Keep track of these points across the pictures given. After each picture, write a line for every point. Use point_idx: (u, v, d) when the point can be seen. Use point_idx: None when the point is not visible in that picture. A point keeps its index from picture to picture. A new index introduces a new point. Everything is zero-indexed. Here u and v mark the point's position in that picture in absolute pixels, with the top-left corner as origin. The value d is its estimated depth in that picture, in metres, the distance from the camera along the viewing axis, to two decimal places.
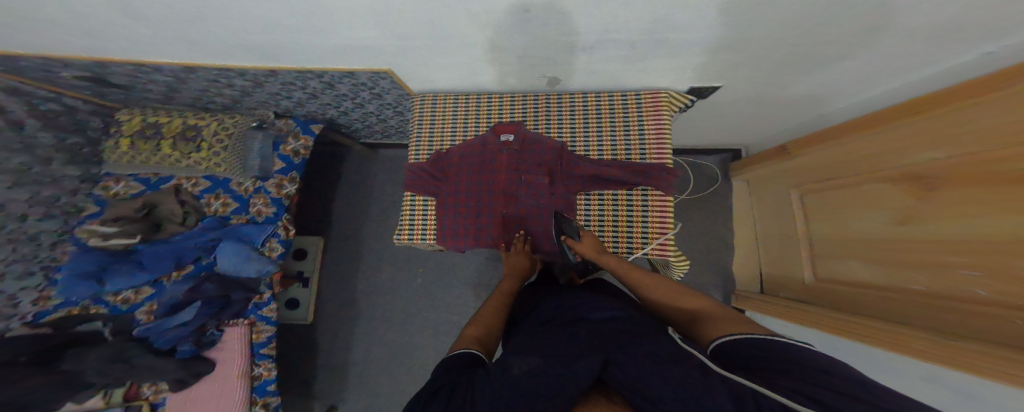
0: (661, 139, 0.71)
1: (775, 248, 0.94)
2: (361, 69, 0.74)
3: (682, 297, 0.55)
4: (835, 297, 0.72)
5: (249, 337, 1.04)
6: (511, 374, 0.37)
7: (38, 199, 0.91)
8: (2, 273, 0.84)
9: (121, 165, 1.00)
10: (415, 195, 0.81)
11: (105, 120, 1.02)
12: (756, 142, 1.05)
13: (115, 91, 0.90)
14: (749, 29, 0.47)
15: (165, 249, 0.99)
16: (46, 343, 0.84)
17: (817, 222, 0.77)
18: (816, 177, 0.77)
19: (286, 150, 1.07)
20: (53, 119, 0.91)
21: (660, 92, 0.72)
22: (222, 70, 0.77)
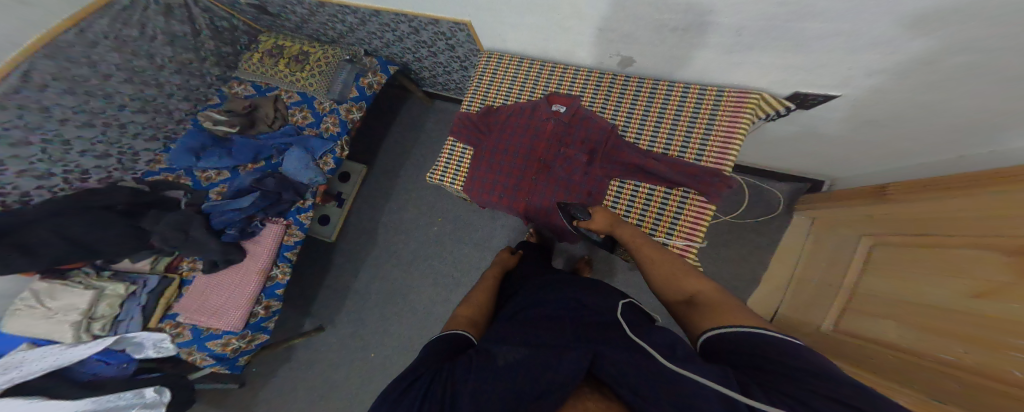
0: (728, 143, 0.65)
1: (807, 295, 0.81)
2: (446, 18, 0.83)
3: (686, 277, 0.49)
4: (847, 352, 0.62)
5: (281, 237, 1.11)
6: (494, 365, 0.37)
7: (185, 86, 1.25)
8: (140, 134, 1.18)
9: (250, 72, 1.31)
10: (456, 143, 0.85)
11: (249, 40, 1.40)
12: (845, 175, 0.89)
13: (267, 17, 1.27)
14: (810, 22, 0.47)
15: (246, 143, 1.17)
16: (141, 198, 1.08)
17: (872, 274, 0.64)
18: (897, 227, 0.63)
19: (364, 83, 1.18)
20: (220, 33, 1.30)
21: (749, 94, 0.65)
22: (344, 8, 0.98)
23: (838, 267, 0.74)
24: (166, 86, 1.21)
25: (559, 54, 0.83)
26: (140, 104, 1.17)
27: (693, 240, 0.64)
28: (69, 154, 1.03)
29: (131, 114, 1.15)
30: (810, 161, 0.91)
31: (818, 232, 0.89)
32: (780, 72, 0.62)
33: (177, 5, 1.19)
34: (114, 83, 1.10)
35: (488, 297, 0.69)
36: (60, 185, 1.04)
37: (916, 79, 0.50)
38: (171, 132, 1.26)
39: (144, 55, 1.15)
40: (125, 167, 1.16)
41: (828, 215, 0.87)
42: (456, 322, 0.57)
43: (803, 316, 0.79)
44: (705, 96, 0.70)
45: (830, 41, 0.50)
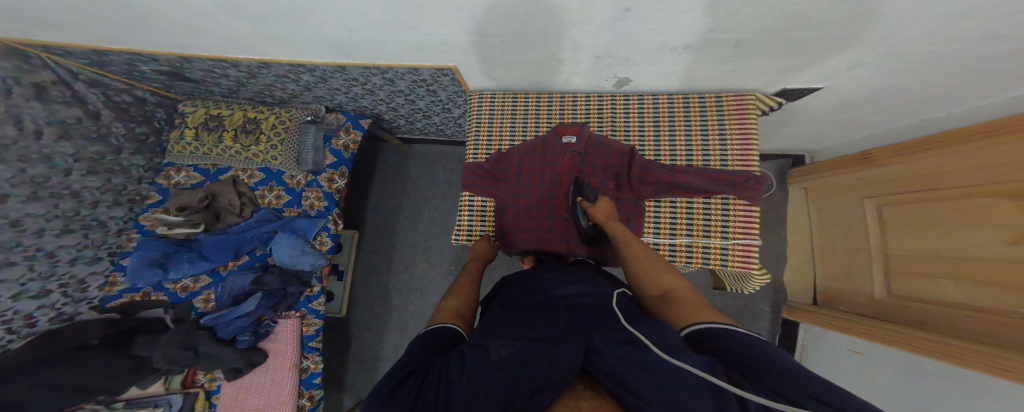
0: (746, 145, 0.68)
1: (839, 258, 0.95)
2: (427, 65, 0.77)
3: (664, 273, 0.50)
4: (911, 314, 0.72)
5: (300, 329, 1.06)
6: (491, 361, 0.35)
7: (110, 186, 1.04)
8: (78, 258, 0.99)
9: (184, 154, 1.13)
10: (473, 196, 0.82)
11: (167, 111, 1.18)
12: (824, 149, 1.07)
13: (185, 81, 1.03)
14: (802, 31, 0.48)
15: (221, 241, 1.05)
16: (117, 327, 0.95)
17: (892, 235, 0.78)
18: (902, 188, 0.75)
19: (338, 144, 1.11)
20: (127, 111, 1.07)
21: (746, 94, 0.69)
22: (297, 66, 0.85)
23: (858, 234, 0.88)
24: (87, 194, 1.00)
25: (553, 85, 0.79)
26: (62, 222, 0.95)
27: (750, 247, 0.67)
28: (1, 304, 0.83)
29: (56, 239, 0.94)
30: (800, 140, 1.04)
31: (818, 200, 1.05)
32: (771, 75, 0.63)
33: (50, 84, 0.90)
34: (17, 204, 0.85)
35: (468, 287, 0.61)
36: (6, 338, 0.84)
37: (906, 62, 0.52)
38: (113, 244, 1.08)
39: (39, 158, 0.89)
40: (72, 300, 0.97)
41: (820, 184, 1.04)
42: (442, 316, 0.51)
43: (847, 286, 0.92)
44: (708, 103, 0.71)
45: (833, 41, 0.50)
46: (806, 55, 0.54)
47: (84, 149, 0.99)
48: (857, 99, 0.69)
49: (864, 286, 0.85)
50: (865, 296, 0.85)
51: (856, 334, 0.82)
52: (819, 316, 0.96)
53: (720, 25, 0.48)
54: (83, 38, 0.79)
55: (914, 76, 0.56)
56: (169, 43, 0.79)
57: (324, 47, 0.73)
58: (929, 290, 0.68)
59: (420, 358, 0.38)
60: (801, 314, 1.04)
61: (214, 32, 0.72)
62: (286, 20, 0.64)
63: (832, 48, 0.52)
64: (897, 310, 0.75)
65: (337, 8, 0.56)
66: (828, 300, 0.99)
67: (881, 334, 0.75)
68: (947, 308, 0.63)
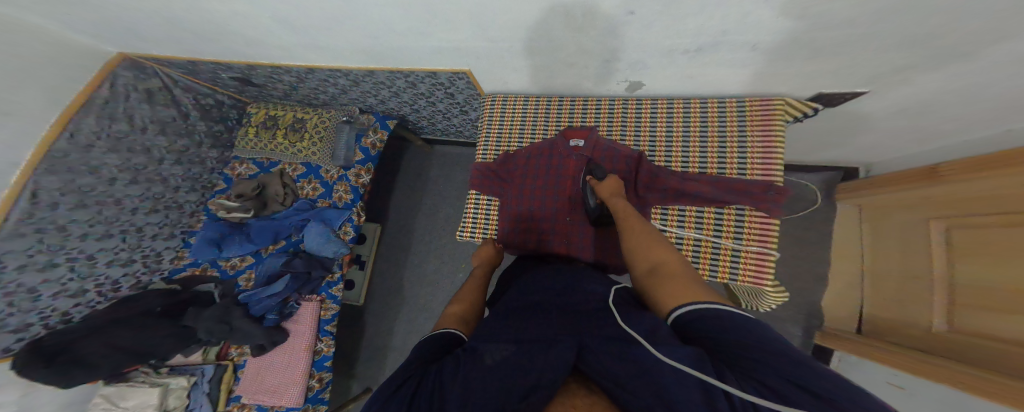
0: (769, 152, 0.62)
1: (892, 288, 0.82)
2: (444, 70, 0.82)
3: (658, 248, 0.47)
4: (973, 352, 0.60)
5: (318, 312, 1.14)
6: (483, 363, 0.34)
7: (188, 175, 1.22)
8: (157, 235, 1.16)
9: (247, 150, 1.28)
10: (479, 195, 0.85)
11: (239, 111, 1.34)
12: (882, 162, 0.94)
13: (251, 88, 1.19)
14: (820, 32, 0.45)
15: (265, 226, 1.18)
16: (175, 298, 1.09)
17: (959, 262, 0.65)
18: (973, 208, 0.63)
19: (367, 143, 1.19)
20: (209, 111, 1.24)
21: (773, 98, 0.63)
22: (335, 71, 0.95)
23: (916, 258, 0.75)
24: (172, 181, 1.18)
25: (565, 89, 0.80)
26: (151, 203, 1.14)
27: (765, 260, 0.60)
28: (96, 266, 1.01)
29: (144, 217, 1.12)
30: (847, 153, 0.93)
31: (871, 220, 0.92)
32: (806, 76, 0.58)
33: (157, 89, 1.10)
34: (121, 186, 1.06)
35: (474, 291, 0.62)
36: (97, 298, 1.02)
37: (950, 67, 0.48)
38: (185, 224, 1.23)
39: (141, 150, 1.10)
40: (150, 269, 1.14)
41: (877, 201, 0.90)
42: (446, 320, 0.51)
43: (901, 316, 0.78)
44: (728, 109, 0.67)
45: (872, 40, 0.46)
46: (838, 55, 0.50)
47: (172, 144, 1.17)
48: (914, 104, 0.61)
49: (922, 318, 0.72)
50: (921, 329, 0.72)
51: (901, 369, 0.71)
52: (859, 344, 0.84)
53: (729, 27, 0.47)
54: (180, 51, 0.95)
55: (972, 80, 0.50)
56: (238, 52, 0.93)
57: (357, 54, 0.82)
58: (996, 325, 0.56)
59: (411, 368, 0.37)
60: (840, 342, 0.91)
61: (271, 42, 0.83)
62: (325, 31, 0.73)
63: (861, 48, 0.48)
64: (953, 346, 0.64)
65: (365, 17, 0.63)
66: (876, 329, 0.85)
67: (931, 371, 0.63)
68: (1015, 346, 0.52)
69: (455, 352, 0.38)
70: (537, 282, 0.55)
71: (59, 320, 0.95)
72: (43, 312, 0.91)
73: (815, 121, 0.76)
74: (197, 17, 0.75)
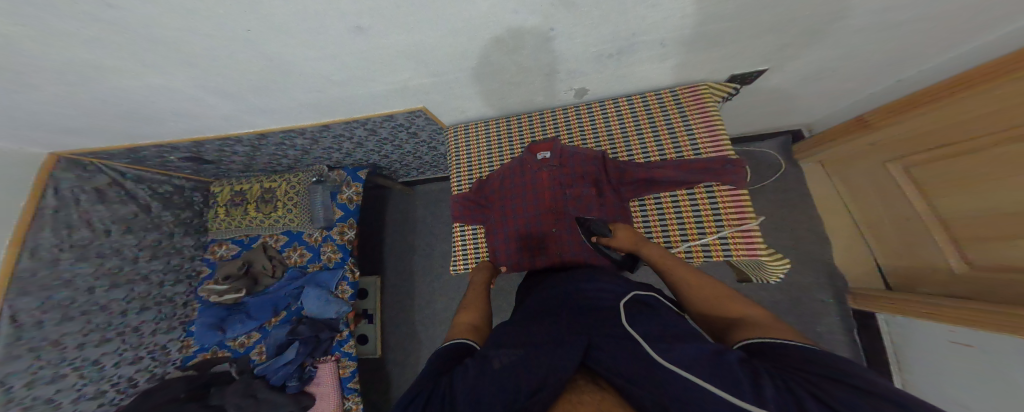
0: (713, 131, 0.66)
1: (888, 228, 0.86)
2: (398, 110, 0.81)
3: (722, 299, 0.45)
4: (1002, 288, 0.60)
5: (337, 372, 1.14)
6: (493, 368, 0.36)
7: (169, 267, 1.19)
8: (157, 329, 1.12)
9: (221, 230, 1.26)
10: (464, 225, 0.85)
11: (203, 194, 1.32)
12: (817, 120, 1.00)
13: (208, 166, 1.15)
14: (714, 24, 0.47)
15: (262, 301, 1.16)
16: (196, 382, 1.06)
17: (939, 199, 0.69)
18: (937, 142, 0.66)
19: (343, 199, 1.17)
20: (170, 200, 1.21)
21: (697, 85, 0.68)
22: (288, 132, 0.92)
23: (898, 200, 0.79)
24: (154, 276, 1.14)
25: (520, 107, 0.80)
26: (140, 301, 1.10)
27: (751, 232, 0.63)
28: (106, 369, 0.98)
29: (138, 315, 1.08)
30: (795, 117, 0.98)
31: (838, 174, 0.98)
32: (713, 64, 0.61)
33: (106, 187, 1.05)
34: (102, 292, 1.01)
35: (480, 299, 0.64)
36: (117, 396, 1.00)
37: (833, 36, 0.52)
38: (183, 313, 1.21)
39: (111, 252, 1.04)
40: (161, 362, 1.11)
41: (831, 155, 0.97)
42: (457, 330, 0.52)
43: (917, 262, 0.80)
44: (666, 99, 0.70)
45: (750, 28, 0.48)
46: (766, 35, 0.51)
47: (144, 237, 1.13)
48: (862, 61, 0.62)
49: (937, 259, 0.74)
50: (944, 272, 0.73)
51: (946, 319, 0.70)
52: (895, 303, 0.83)
53: (636, 29, 0.48)
54: (119, 139, 0.89)
55: (859, 40, 0.54)
56: (182, 131, 0.87)
57: (301, 109, 0.79)
58: (1008, 255, 0.58)
59: (427, 379, 0.38)
60: (877, 304, 0.89)
61: (210, 114, 0.79)
62: (254, 88, 0.67)
63: (761, 33, 0.50)
64: (983, 284, 0.64)
65: (299, 72, 0.61)
66: (903, 283, 0.85)
67: (974, 317, 0.63)
68: None
69: (466, 362, 0.39)
70: (535, 301, 0.55)
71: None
72: None
73: (772, 94, 0.77)
74: (126, 106, 0.71)
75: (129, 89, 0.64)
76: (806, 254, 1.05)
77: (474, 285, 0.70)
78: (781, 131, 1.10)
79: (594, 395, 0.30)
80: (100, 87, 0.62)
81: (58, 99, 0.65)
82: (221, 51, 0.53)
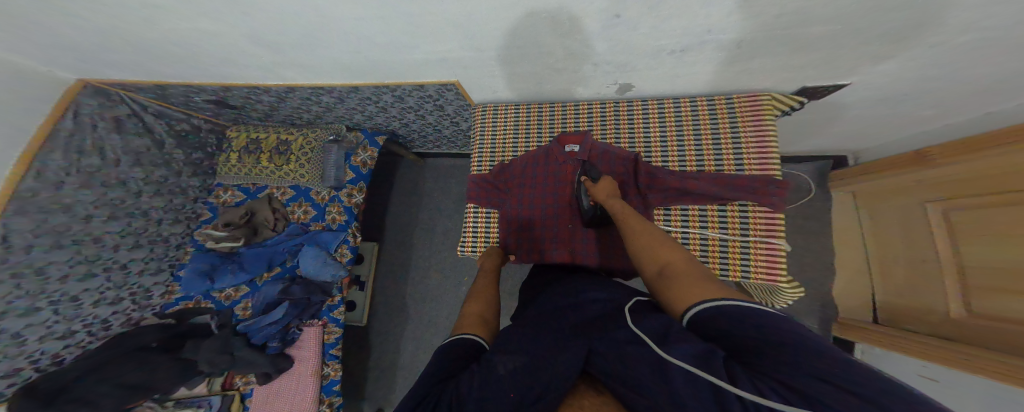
0: (764, 146, 0.64)
1: (900, 272, 0.83)
2: (431, 81, 0.80)
3: (665, 249, 0.45)
4: (997, 338, 0.60)
5: (322, 337, 1.12)
6: (495, 374, 0.34)
7: (172, 206, 1.17)
8: (145, 269, 1.10)
9: (229, 175, 1.24)
10: (477, 208, 0.83)
11: (218, 137, 1.30)
12: (868, 148, 0.99)
13: (229, 110, 1.14)
14: (792, 27, 0.46)
15: (258, 253, 1.14)
16: (171, 331, 1.04)
17: (965, 244, 0.67)
18: (976, 190, 0.65)
19: (356, 162, 1.16)
20: (185, 139, 1.19)
21: (760, 94, 0.66)
22: (316, 89, 0.91)
23: (920, 244, 0.78)
24: (153, 213, 1.12)
25: (556, 95, 0.79)
26: (134, 238, 1.08)
27: (776, 256, 0.60)
28: (83, 307, 0.95)
29: (128, 252, 1.06)
30: (838, 140, 0.96)
31: (868, 207, 0.95)
32: (789, 73, 0.59)
33: (125, 117, 1.04)
34: (98, 223, 0.98)
35: (489, 290, 0.61)
36: (86, 339, 0.96)
37: (932, 56, 0.49)
38: (173, 257, 1.18)
39: (116, 183, 1.03)
40: (142, 306, 1.10)
41: (872, 188, 0.93)
42: (467, 323, 0.49)
43: (915, 303, 0.78)
44: (717, 106, 0.69)
45: (833, 34, 0.47)
46: (837, 47, 0.50)
47: (151, 173, 1.12)
48: (915, 90, 0.61)
49: (938, 303, 0.72)
50: (939, 315, 0.72)
51: (926, 358, 0.71)
52: (879, 336, 0.84)
53: (713, 25, 0.47)
54: (148, 74, 0.88)
55: (950, 65, 0.51)
56: (214, 75, 0.87)
57: (334, 70, 0.79)
58: (1012, 307, 0.57)
59: (428, 382, 0.35)
60: (861, 336, 0.90)
61: (244, 61, 0.78)
62: (296, 43, 0.67)
63: (837, 45, 0.49)
64: (975, 332, 0.64)
65: (344, 31, 0.61)
66: (893, 318, 0.84)
67: (965, 362, 0.62)
68: None
69: (471, 366, 0.37)
70: (552, 299, 0.53)
71: (48, 364, 0.89)
72: (31, 356, 0.85)
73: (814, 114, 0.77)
74: (167, 44, 0.71)
75: (172, 27, 0.64)
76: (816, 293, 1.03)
77: (482, 272, 0.68)
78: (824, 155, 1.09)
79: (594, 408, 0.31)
80: (143, 20, 0.62)
81: (102, 28, 0.65)
82: (273, 2, 0.53)
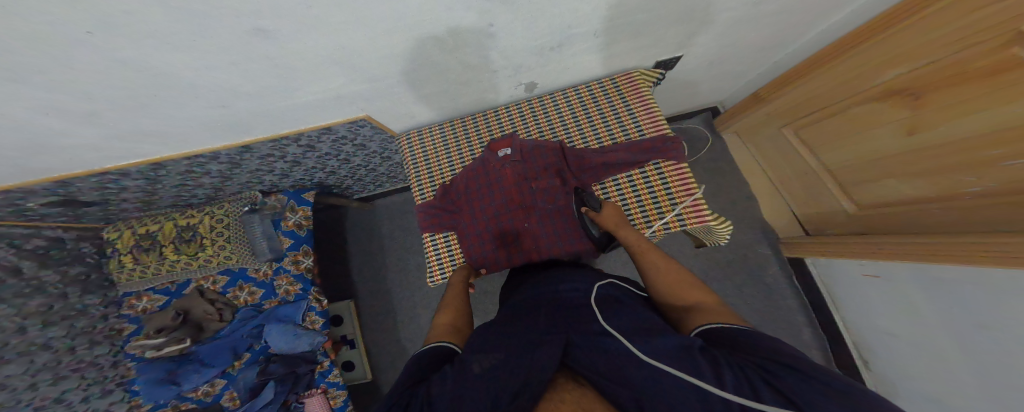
0: (652, 114, 0.70)
1: (797, 185, 0.99)
2: (337, 121, 0.74)
3: (690, 288, 0.47)
4: (890, 217, 0.73)
5: (328, 403, 1.08)
6: (471, 375, 0.35)
7: (77, 331, 0.98)
8: (87, 395, 0.98)
9: (133, 282, 1.05)
10: (434, 234, 0.82)
11: (95, 242, 1.06)
12: (727, 97, 1.13)
13: (89, 207, 0.93)
14: (635, 15, 0.51)
15: (215, 346, 1.04)
16: None
17: (824, 154, 0.84)
18: (811, 109, 0.80)
19: (288, 226, 1.07)
20: (48, 256, 0.94)
21: (631, 72, 0.73)
22: (192, 158, 0.78)
23: (795, 158, 0.94)
24: (56, 343, 0.94)
25: (469, 107, 0.78)
26: (50, 372, 0.92)
27: (696, 198, 0.67)
28: None
29: (52, 386, 0.92)
30: (719, 91, 1.05)
31: (752, 142, 1.10)
32: (648, 51, 0.67)
33: None
34: None
35: (459, 299, 0.63)
36: None
37: (761, 4, 0.56)
38: (118, 374, 1.05)
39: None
40: None
41: (743, 126, 1.09)
42: (439, 332, 0.51)
43: (821, 207, 0.93)
44: (608, 88, 0.74)
45: (678, 7, 0.51)
46: (687, 20, 0.57)
47: (26, 305, 0.89)
48: (774, 28, 0.68)
49: (834, 204, 0.87)
50: (839, 214, 0.87)
51: (850, 256, 0.83)
52: (816, 248, 0.94)
53: (570, 21, 0.49)
54: None
55: (778, 9, 0.59)
56: (34, 170, 0.67)
57: (199, 129, 0.65)
58: (888, 194, 0.72)
59: (401, 387, 0.36)
60: (800, 250, 1.01)
61: (84, 148, 0.63)
62: (141, 111, 0.54)
63: (682, 16, 0.55)
64: (876, 218, 0.77)
65: (190, 85, 0.50)
66: (817, 226, 0.98)
67: (881, 248, 0.73)
68: (920, 205, 0.66)
69: (443, 369, 0.38)
70: (512, 305, 0.54)
71: None
72: None
73: (699, 71, 0.84)
74: None
75: None
76: (750, 216, 1.14)
77: (453, 285, 0.69)
78: (703, 108, 1.20)
79: (577, 396, 0.30)
80: None
81: None
82: (70, 73, 0.41)
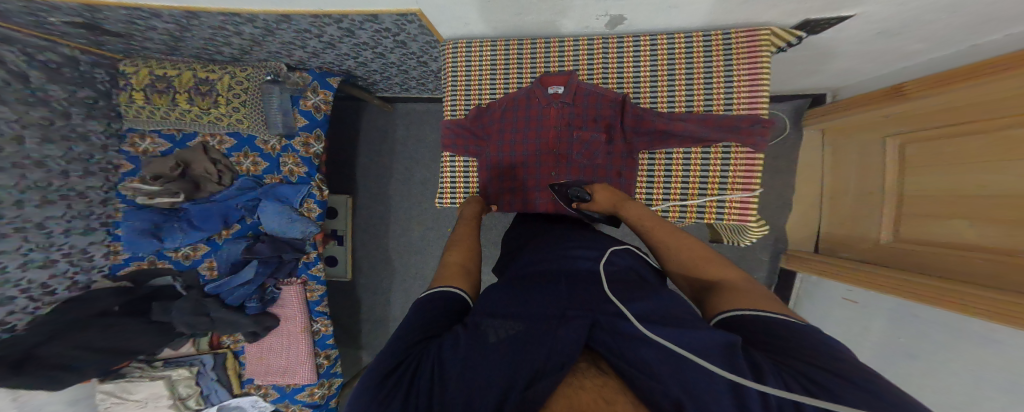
0: (756, 91, 0.63)
1: (848, 207, 0.93)
2: (386, 11, 0.65)
3: (708, 263, 0.45)
4: (911, 258, 0.72)
5: (305, 294, 1.10)
6: (487, 343, 0.31)
7: (74, 156, 0.94)
8: (69, 229, 0.94)
9: (140, 119, 1.01)
10: (454, 156, 0.78)
11: (110, 72, 0.99)
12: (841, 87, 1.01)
13: (111, 39, 0.85)
14: None
15: (206, 209, 1.02)
16: (132, 295, 1.01)
17: (910, 176, 0.74)
18: (932, 121, 0.70)
19: (307, 106, 1.02)
20: (58, 72, 0.89)
21: (760, 28, 0.61)
22: (231, 16, 0.71)
23: (873, 175, 0.85)
24: (53, 163, 0.90)
25: (538, 30, 0.70)
26: (38, 193, 0.88)
27: (749, 204, 0.65)
28: (10, 272, 0.83)
29: (40, 210, 0.88)
30: (822, 79, 0.96)
31: (834, 142, 1.02)
32: (795, 7, 0.53)
33: None
34: None
35: (470, 238, 0.60)
36: (31, 303, 0.88)
37: None
38: (104, 214, 1.02)
39: None
40: (82, 269, 0.97)
41: (838, 125, 0.99)
42: (448, 272, 0.49)
43: (853, 231, 0.91)
44: (715, 42, 0.65)
45: None
46: None
47: (26, 113, 0.84)
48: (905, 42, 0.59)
49: (872, 231, 0.84)
50: (870, 241, 0.85)
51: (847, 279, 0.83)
52: (819, 264, 0.95)
53: None
54: None
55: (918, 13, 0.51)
56: None
57: None
58: (934, 229, 0.67)
59: (411, 339, 0.33)
60: (803, 263, 1.03)
61: None
62: None
63: None
64: (901, 253, 0.75)
65: None
66: (831, 246, 0.98)
67: (876, 279, 0.75)
68: (942, 247, 0.65)
69: (454, 328, 0.35)
70: (528, 259, 0.53)
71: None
72: None
73: (816, 48, 0.72)
74: None
75: None
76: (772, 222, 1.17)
77: (461, 221, 0.66)
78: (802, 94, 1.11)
79: (597, 382, 0.28)
80: None
81: None
82: None
